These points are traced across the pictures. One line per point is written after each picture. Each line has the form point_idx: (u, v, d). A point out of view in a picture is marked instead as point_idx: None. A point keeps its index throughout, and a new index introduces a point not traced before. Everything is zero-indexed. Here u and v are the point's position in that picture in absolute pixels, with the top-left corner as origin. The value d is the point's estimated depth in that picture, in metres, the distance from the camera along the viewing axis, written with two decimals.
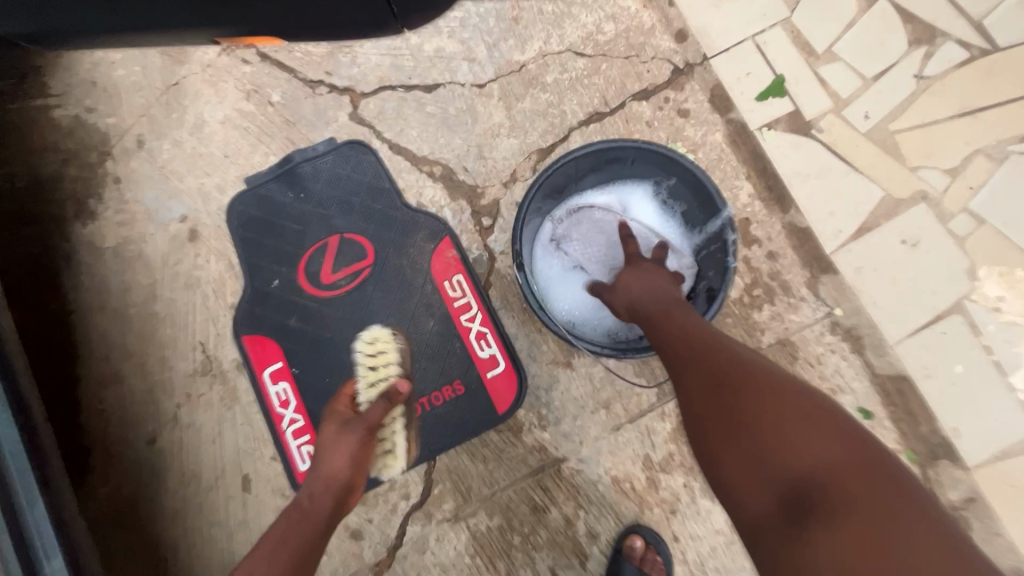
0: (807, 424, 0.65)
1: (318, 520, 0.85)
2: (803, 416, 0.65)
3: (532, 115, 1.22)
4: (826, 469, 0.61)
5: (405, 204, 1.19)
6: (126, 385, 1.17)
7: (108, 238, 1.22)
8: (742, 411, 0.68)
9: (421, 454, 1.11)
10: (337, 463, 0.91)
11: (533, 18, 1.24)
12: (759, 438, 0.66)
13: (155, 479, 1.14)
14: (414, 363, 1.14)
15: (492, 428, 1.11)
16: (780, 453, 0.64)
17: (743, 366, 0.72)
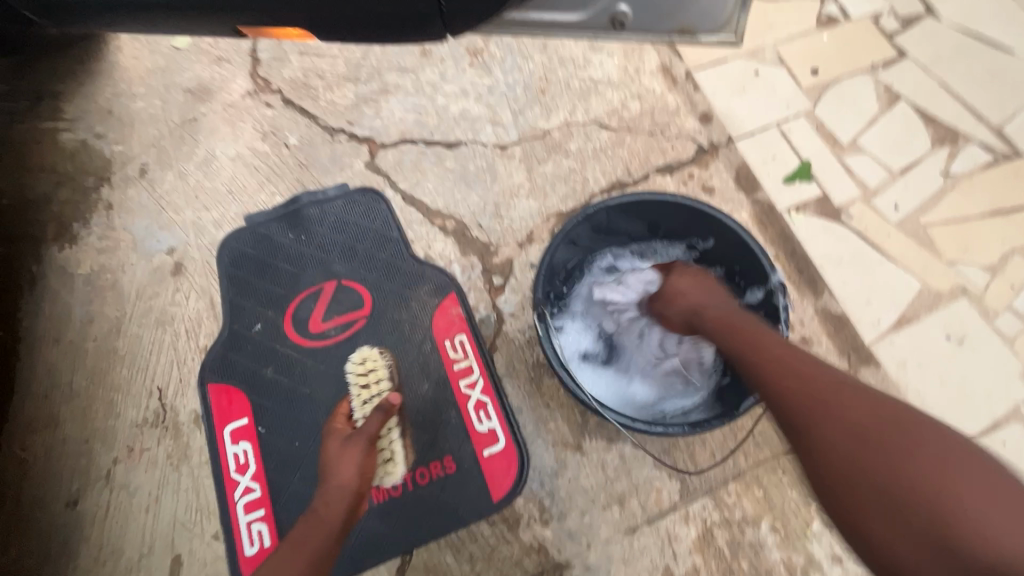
0: (884, 425, 0.59)
1: (332, 527, 0.82)
2: (887, 420, 0.59)
3: (554, 179, 1.18)
4: (909, 471, 0.54)
5: (411, 255, 1.11)
6: (61, 431, 1.00)
7: (84, 265, 1.12)
8: (854, 409, 0.61)
9: (396, 544, 0.93)
10: (348, 472, 0.87)
11: (560, 91, 1.26)
12: (824, 459, 0.60)
13: (66, 552, 0.93)
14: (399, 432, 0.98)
15: (483, 519, 0.93)
16: (858, 461, 0.58)
17: (789, 373, 0.69)
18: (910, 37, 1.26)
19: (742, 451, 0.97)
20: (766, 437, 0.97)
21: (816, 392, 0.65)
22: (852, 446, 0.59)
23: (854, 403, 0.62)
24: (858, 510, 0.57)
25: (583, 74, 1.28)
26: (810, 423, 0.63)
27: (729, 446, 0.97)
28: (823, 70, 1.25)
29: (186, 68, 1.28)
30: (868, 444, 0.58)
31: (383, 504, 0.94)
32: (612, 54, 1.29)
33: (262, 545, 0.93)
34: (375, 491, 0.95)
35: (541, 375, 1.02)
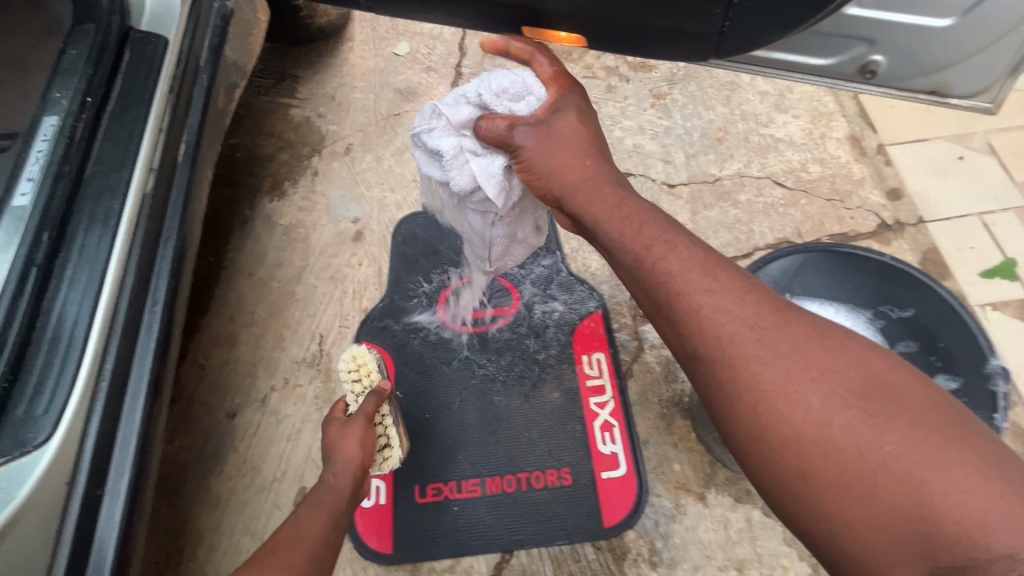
0: (807, 356, 0.50)
1: (334, 503, 0.78)
2: (821, 356, 0.49)
3: (717, 226, 1.18)
4: (833, 412, 0.47)
5: (565, 267, 1.15)
6: (236, 351, 1.14)
7: (285, 217, 1.29)
8: (787, 342, 0.51)
9: (499, 541, 0.92)
10: (343, 450, 0.83)
11: (737, 143, 1.27)
12: (771, 407, 0.49)
13: (215, 457, 1.03)
14: (524, 431, 1.00)
15: (590, 542, 0.91)
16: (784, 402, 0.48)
17: (675, 281, 0.56)
18: None
19: None
20: None
21: (744, 327, 0.52)
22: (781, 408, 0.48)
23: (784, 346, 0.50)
24: (811, 469, 0.46)
25: (764, 131, 1.27)
26: (736, 367, 0.51)
27: None
28: None
29: (401, 72, 1.47)
30: (794, 389, 0.48)
31: (495, 496, 0.95)
32: (799, 116, 1.28)
33: (376, 501, 0.96)
34: (489, 482, 0.96)
35: (673, 413, 1.00)
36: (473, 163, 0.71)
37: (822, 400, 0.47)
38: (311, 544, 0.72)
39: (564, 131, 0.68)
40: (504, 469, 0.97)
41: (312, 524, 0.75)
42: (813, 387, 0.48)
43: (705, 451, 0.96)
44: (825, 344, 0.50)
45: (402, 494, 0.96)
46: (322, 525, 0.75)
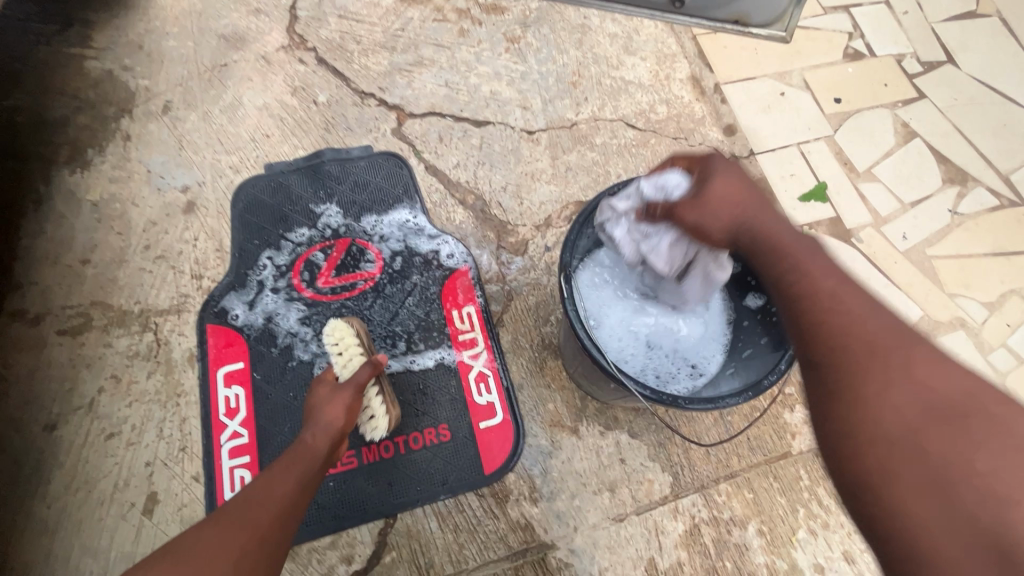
0: (873, 328, 0.53)
1: (304, 464, 0.71)
2: (884, 330, 0.53)
3: (577, 169, 1.19)
4: (920, 410, 0.48)
5: (428, 224, 1.11)
6: (47, 353, 0.96)
7: (93, 192, 1.09)
8: (868, 356, 0.52)
9: (381, 508, 0.89)
10: (325, 415, 0.78)
11: (591, 86, 1.28)
12: (846, 398, 0.51)
13: (34, 478, 0.88)
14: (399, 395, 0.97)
15: (472, 491, 0.91)
16: (912, 397, 0.49)
17: (801, 290, 0.58)
18: (929, 80, 1.33)
19: (735, 453, 0.97)
20: (760, 442, 0.98)
21: (897, 343, 0.52)
22: (924, 402, 0.48)
23: (843, 356, 0.53)
24: (850, 451, 0.49)
25: (615, 74, 1.30)
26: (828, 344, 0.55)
27: (723, 446, 0.97)
28: (846, 101, 1.29)
29: (223, 15, 1.27)
30: (905, 389, 0.49)
31: (373, 465, 0.92)
32: (645, 59, 1.32)
33: None
34: (366, 451, 0.92)
35: (545, 356, 1.02)
36: (645, 247, 0.74)
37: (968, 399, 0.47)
38: (277, 504, 0.65)
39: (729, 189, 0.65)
40: (380, 435, 0.94)
41: (284, 482, 0.68)
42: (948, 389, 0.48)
43: (576, 388, 0.99)
44: (907, 350, 0.51)
45: None
46: (292, 486, 0.68)
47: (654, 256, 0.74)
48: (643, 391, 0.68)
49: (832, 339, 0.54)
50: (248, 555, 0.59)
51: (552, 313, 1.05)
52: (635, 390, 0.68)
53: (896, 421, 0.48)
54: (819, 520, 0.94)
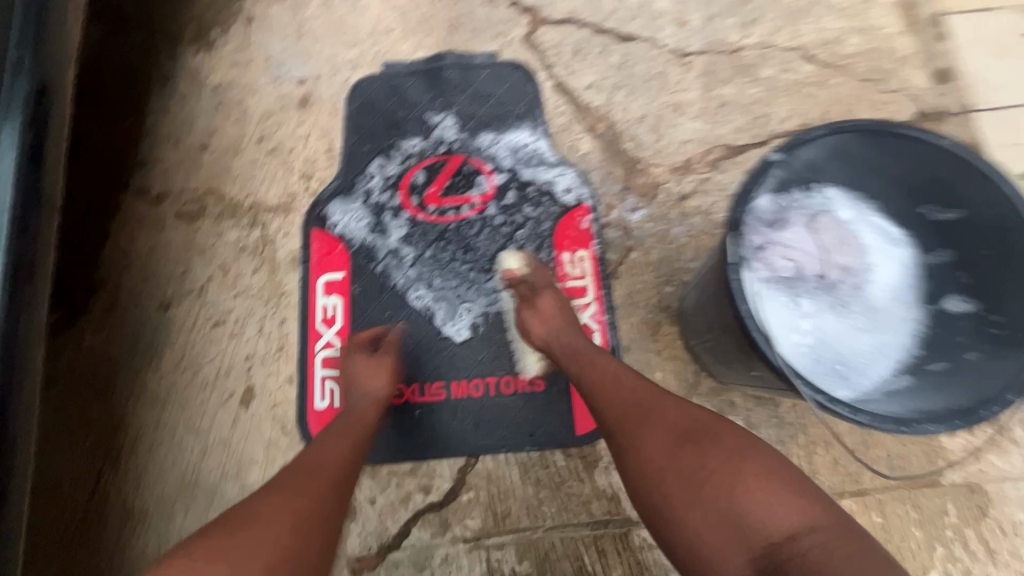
0: (619, 388, 0.64)
1: (359, 435, 0.71)
2: (617, 390, 0.64)
3: (732, 106, 1.00)
4: (734, 480, 0.51)
5: (549, 152, 0.99)
6: (166, 234, 0.98)
7: (214, 76, 1.06)
8: (694, 477, 0.53)
9: (464, 447, 0.86)
10: (553, 333, 0.78)
11: (767, 4, 1.05)
12: (622, 446, 0.60)
13: (149, 351, 0.92)
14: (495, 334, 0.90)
15: (560, 449, 0.85)
16: (742, 519, 0.49)
17: (582, 366, 0.71)
18: None
19: (869, 470, 0.82)
20: (903, 463, 0.82)
21: (726, 453, 0.53)
22: (747, 528, 0.49)
23: (667, 472, 0.54)
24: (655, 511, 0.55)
25: None
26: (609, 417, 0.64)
27: (856, 459, 0.83)
28: None
29: None
30: (724, 506, 0.50)
31: (460, 401, 0.88)
32: None
33: (331, 404, 0.88)
34: (456, 386, 0.88)
35: (659, 319, 0.90)
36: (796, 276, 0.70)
37: (798, 518, 0.48)
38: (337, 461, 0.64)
39: (553, 311, 0.81)
40: (471, 372, 0.89)
41: (336, 448, 0.66)
42: (782, 507, 0.49)
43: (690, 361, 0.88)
44: (656, 408, 0.60)
45: None
46: (344, 454, 0.66)
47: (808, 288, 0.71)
48: (817, 398, 0.53)
49: (681, 462, 0.54)
50: (323, 508, 0.56)
51: (676, 272, 0.92)
52: (807, 395, 0.53)
53: (713, 536, 0.50)
54: (960, 564, 0.79)
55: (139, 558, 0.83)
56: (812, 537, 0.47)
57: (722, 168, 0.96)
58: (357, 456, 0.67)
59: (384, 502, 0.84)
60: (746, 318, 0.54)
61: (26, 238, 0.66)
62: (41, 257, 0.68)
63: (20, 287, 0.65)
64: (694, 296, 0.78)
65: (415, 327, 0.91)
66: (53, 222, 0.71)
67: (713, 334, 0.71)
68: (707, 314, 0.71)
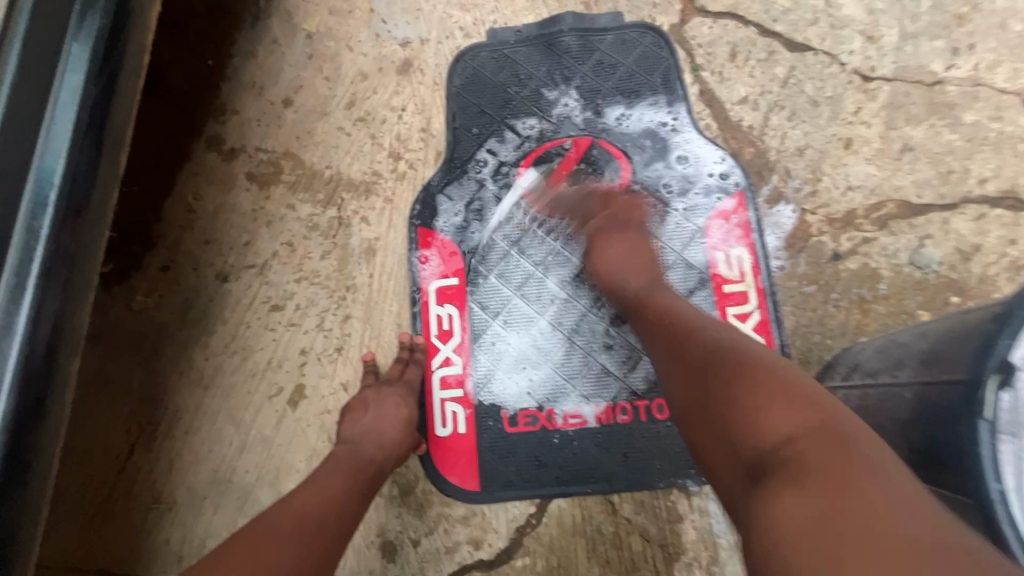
0: (678, 309, 0.61)
1: (366, 472, 0.66)
2: (687, 308, 0.61)
3: (917, 152, 0.81)
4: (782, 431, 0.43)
5: (689, 140, 0.83)
6: (234, 196, 0.88)
7: (310, 21, 0.94)
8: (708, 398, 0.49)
9: (605, 484, 0.74)
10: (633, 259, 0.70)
11: (989, 30, 0.84)
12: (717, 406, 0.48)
13: (199, 325, 0.83)
14: (624, 363, 0.77)
15: (701, 498, 0.73)
16: (743, 426, 0.45)
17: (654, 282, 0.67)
18: None
19: None
20: None
21: (747, 354, 0.50)
22: (737, 440, 0.45)
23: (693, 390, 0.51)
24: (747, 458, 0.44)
25: None
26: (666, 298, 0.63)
27: None
28: None
29: None
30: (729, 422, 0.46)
31: (604, 429, 0.75)
32: None
33: (455, 432, 0.77)
34: (597, 412, 0.76)
35: None
36: None
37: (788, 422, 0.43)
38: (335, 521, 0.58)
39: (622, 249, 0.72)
40: (617, 394, 0.76)
41: (333, 489, 0.62)
42: (787, 415, 0.43)
43: None
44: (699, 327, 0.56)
45: (487, 420, 0.77)
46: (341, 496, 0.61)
47: None
48: None
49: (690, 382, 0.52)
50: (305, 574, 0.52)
51: (812, 349, 0.76)
52: None
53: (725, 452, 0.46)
54: None
55: (162, 549, 0.77)
56: (802, 438, 0.41)
57: (893, 230, 0.78)
58: (356, 499, 0.63)
59: (428, 548, 0.74)
60: (995, 501, 0.39)
61: (74, 212, 0.59)
62: (85, 240, 0.61)
63: (65, 270, 0.58)
64: (852, 400, 0.62)
65: (499, 360, 0.78)
66: (109, 200, 0.65)
67: None
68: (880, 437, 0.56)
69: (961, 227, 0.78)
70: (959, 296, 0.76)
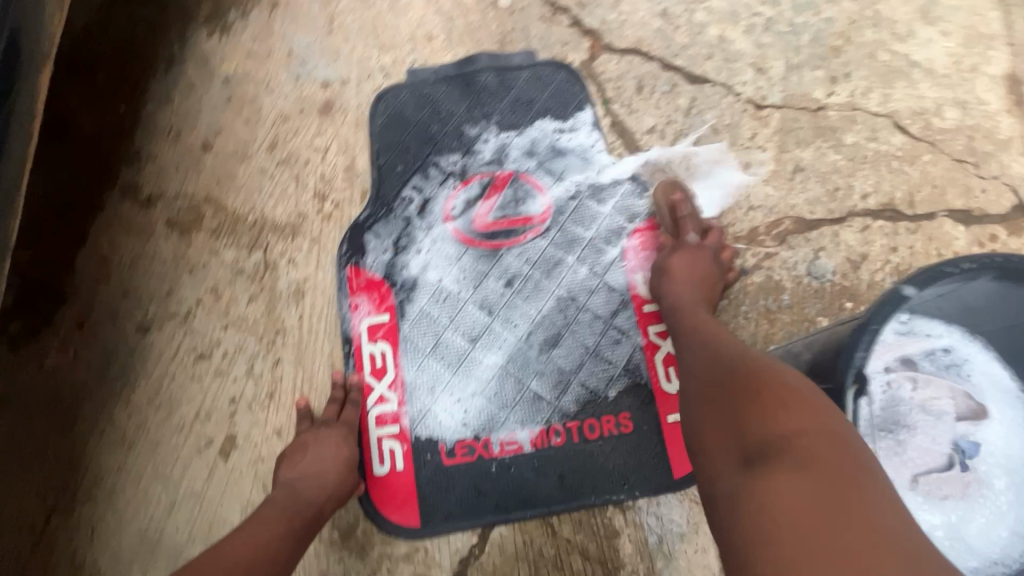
0: (698, 339, 0.63)
1: (301, 512, 0.66)
2: (700, 331, 0.64)
3: (807, 172, 0.88)
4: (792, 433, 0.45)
5: (605, 169, 0.88)
6: (153, 244, 0.86)
7: (227, 64, 0.93)
8: (724, 391, 0.52)
9: (544, 507, 0.76)
10: (690, 277, 0.75)
11: (860, 60, 0.93)
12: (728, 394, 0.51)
13: (119, 380, 0.80)
14: (555, 387, 0.79)
15: (636, 511, 0.76)
16: (744, 420, 0.48)
17: (681, 325, 0.68)
18: None
19: None
20: None
21: (779, 372, 0.51)
22: (746, 424, 0.48)
23: (712, 377, 0.54)
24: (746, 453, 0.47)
25: (897, 48, 0.94)
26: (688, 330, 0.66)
27: None
28: None
29: None
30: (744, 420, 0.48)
31: (539, 453, 0.77)
32: (947, 35, 0.94)
33: (393, 469, 0.77)
34: (532, 437, 0.78)
35: None
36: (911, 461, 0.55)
37: (798, 429, 0.45)
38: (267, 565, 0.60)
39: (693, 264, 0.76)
40: (550, 417, 0.78)
41: (267, 534, 0.62)
42: (803, 435, 0.45)
43: None
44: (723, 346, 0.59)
45: (424, 454, 0.77)
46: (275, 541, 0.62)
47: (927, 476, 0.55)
48: None
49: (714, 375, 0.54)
50: None
51: None
52: None
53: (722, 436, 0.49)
54: None
55: None
56: (811, 438, 0.44)
57: (792, 245, 0.85)
58: (288, 543, 0.63)
59: None
60: None
61: None
62: None
63: None
64: None
65: (434, 393, 0.79)
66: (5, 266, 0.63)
67: None
68: None
69: (850, 238, 0.86)
70: (852, 302, 0.83)
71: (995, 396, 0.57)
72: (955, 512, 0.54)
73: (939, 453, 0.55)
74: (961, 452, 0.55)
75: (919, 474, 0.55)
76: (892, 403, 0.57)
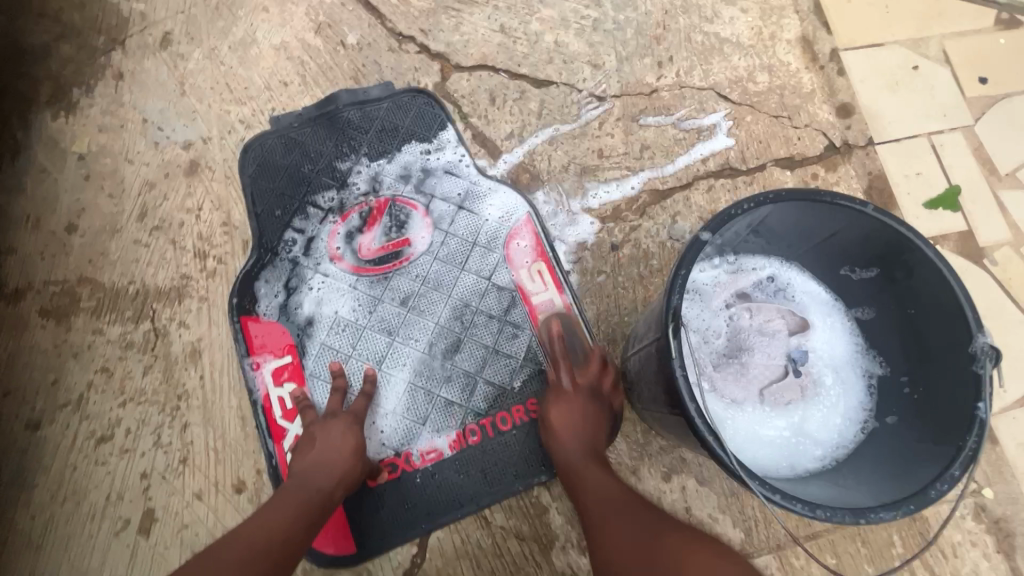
0: (618, 501, 0.64)
1: (316, 503, 0.68)
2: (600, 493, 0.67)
3: (653, 148, 0.99)
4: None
5: (474, 179, 0.94)
6: (29, 337, 0.83)
7: (79, 142, 0.92)
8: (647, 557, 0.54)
9: (473, 501, 0.80)
10: (569, 429, 0.74)
11: (679, 44, 1.05)
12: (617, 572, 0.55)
13: (17, 483, 0.77)
14: (463, 389, 0.84)
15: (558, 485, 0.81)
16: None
17: (580, 478, 0.69)
18: None
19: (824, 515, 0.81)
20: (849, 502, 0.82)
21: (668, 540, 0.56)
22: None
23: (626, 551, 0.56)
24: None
25: (708, 28, 1.07)
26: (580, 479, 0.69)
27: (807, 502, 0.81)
28: (994, 81, 1.05)
29: None
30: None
31: (459, 454, 0.81)
32: (746, 11, 1.08)
33: None
34: (451, 440, 0.82)
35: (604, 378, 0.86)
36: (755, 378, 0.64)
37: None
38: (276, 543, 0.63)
39: (573, 419, 0.74)
40: (464, 417, 0.83)
41: (280, 516, 0.66)
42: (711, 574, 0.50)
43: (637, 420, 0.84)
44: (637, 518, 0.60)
45: None
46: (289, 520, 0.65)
47: (770, 387, 0.64)
48: (770, 496, 0.50)
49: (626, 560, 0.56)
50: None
51: (615, 329, 0.89)
52: (760, 494, 0.50)
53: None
54: None
55: None
56: None
57: (651, 215, 0.95)
58: (302, 525, 0.66)
59: None
60: (696, 415, 0.52)
61: None
62: None
63: None
64: (635, 364, 0.74)
65: None
66: None
67: (659, 410, 0.67)
68: (652, 389, 0.67)
69: (699, 199, 0.96)
70: None
71: (816, 309, 0.67)
72: (797, 413, 0.63)
73: (776, 367, 0.65)
74: (793, 362, 0.65)
75: (764, 386, 0.64)
76: (733, 333, 0.66)
